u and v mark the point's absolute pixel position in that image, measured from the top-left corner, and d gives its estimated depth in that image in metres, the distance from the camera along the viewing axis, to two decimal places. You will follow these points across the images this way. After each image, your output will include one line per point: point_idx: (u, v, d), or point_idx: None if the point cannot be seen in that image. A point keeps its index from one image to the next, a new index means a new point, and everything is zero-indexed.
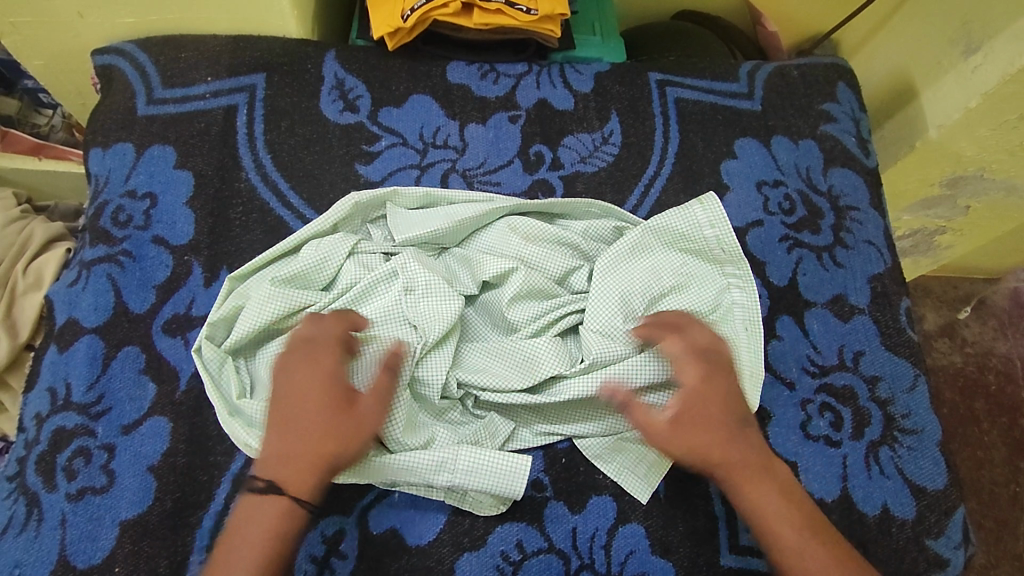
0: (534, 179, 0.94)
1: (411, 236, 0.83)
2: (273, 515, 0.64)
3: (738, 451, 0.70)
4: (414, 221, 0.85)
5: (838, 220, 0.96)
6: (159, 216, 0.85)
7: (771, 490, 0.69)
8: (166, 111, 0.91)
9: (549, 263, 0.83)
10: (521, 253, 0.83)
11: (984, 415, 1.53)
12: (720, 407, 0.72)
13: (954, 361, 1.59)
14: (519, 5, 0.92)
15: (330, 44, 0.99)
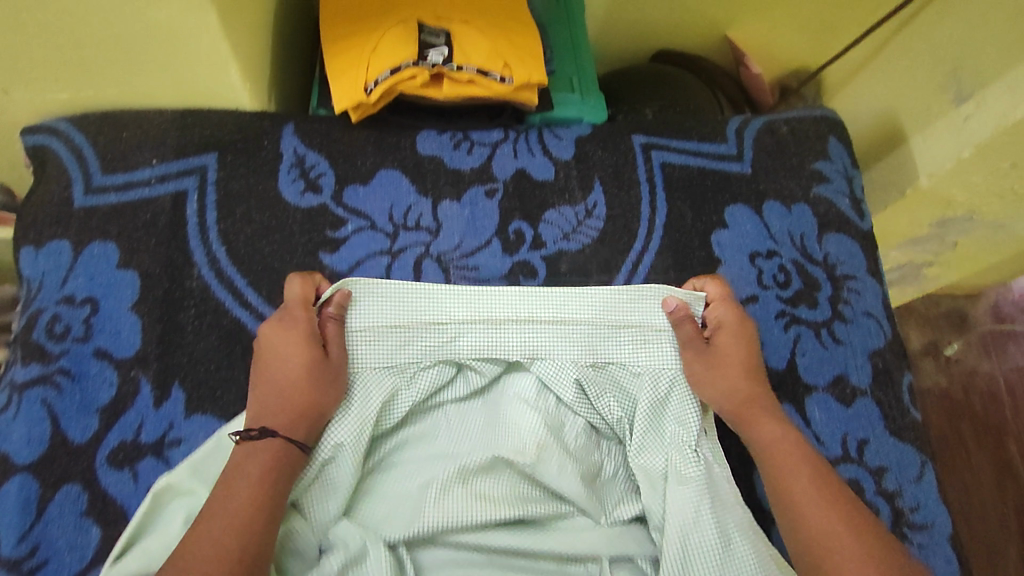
0: (516, 261, 0.88)
1: (390, 307, 0.77)
2: (270, 461, 0.66)
3: (750, 399, 0.76)
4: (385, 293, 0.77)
5: (835, 291, 0.92)
6: (101, 325, 0.77)
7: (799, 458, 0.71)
8: (107, 201, 0.83)
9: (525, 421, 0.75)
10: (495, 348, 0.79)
11: (969, 437, 1.51)
12: (740, 361, 0.78)
13: (940, 383, 1.55)
14: (493, 74, 0.83)
15: (288, 115, 0.91)
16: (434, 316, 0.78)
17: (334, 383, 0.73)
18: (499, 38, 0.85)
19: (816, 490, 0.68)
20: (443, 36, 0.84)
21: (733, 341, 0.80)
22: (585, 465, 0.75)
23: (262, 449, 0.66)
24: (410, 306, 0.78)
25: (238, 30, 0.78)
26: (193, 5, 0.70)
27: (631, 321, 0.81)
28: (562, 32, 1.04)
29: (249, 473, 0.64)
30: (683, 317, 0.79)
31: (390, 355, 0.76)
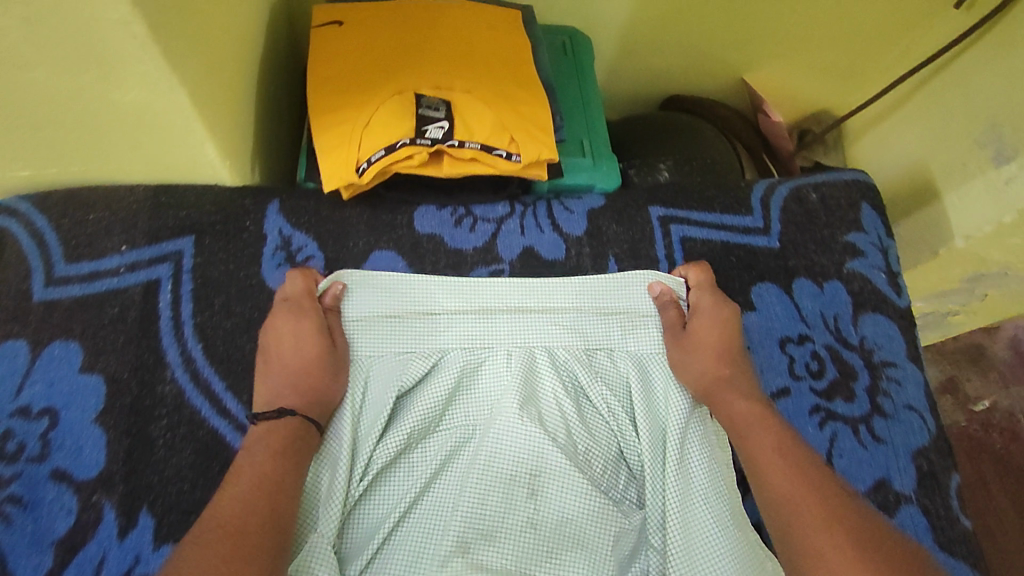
0: None
1: (381, 300, 0.76)
2: (290, 439, 0.65)
3: (723, 379, 0.73)
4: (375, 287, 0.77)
5: (873, 380, 0.84)
6: (60, 440, 0.69)
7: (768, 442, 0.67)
8: (69, 293, 0.74)
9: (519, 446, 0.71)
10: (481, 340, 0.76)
11: (991, 480, 1.32)
12: (714, 345, 0.75)
13: (957, 421, 1.37)
14: (498, 150, 0.75)
15: (272, 189, 0.82)
16: (425, 305, 0.77)
17: (337, 372, 0.71)
18: (505, 107, 0.77)
19: (782, 453, 0.66)
20: (443, 108, 0.76)
21: (711, 322, 0.77)
22: (584, 470, 0.71)
23: (283, 427, 0.65)
24: (402, 296, 0.77)
25: (217, 109, 0.70)
26: (163, 92, 0.62)
27: (620, 308, 0.79)
28: (570, 94, 0.97)
29: (268, 447, 0.64)
30: (667, 301, 0.79)
31: (385, 353, 0.74)
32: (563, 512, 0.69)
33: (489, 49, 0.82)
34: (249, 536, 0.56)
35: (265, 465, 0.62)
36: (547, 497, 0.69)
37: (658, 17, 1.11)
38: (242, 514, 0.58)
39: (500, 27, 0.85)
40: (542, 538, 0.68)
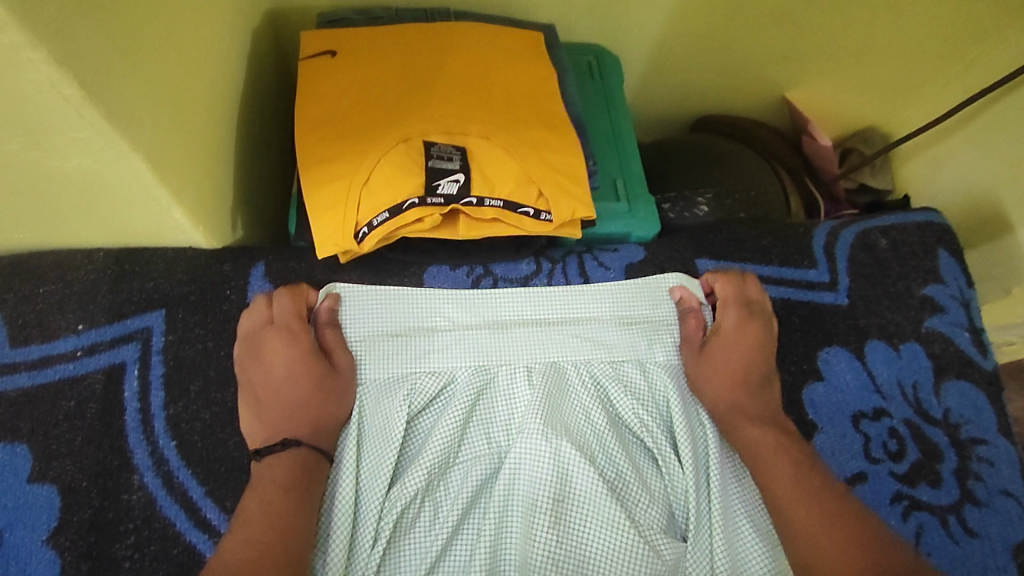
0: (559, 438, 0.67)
1: (384, 318, 0.68)
2: (298, 473, 0.57)
3: (739, 406, 0.66)
4: (376, 304, 0.68)
5: (961, 462, 0.72)
6: (3, 569, 0.57)
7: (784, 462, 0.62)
8: (15, 384, 0.63)
9: (535, 463, 0.63)
10: (494, 353, 0.69)
11: None
12: (737, 369, 0.67)
13: None
14: (525, 209, 0.65)
15: (258, 248, 0.71)
16: (431, 321, 0.69)
17: (341, 399, 0.63)
18: (531, 153, 0.65)
19: (798, 485, 0.60)
20: (457, 156, 0.64)
21: (737, 341, 0.69)
22: (615, 490, 0.64)
23: (290, 462, 0.58)
24: (400, 309, 0.69)
25: (184, 165, 0.58)
26: (111, 154, 0.50)
27: (646, 315, 0.72)
28: (600, 126, 0.85)
29: (275, 482, 0.57)
30: (688, 315, 0.71)
31: (389, 380, 0.66)
32: (591, 544, 0.61)
33: (507, 81, 0.70)
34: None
35: (275, 504, 0.55)
36: (583, 535, 0.62)
37: (689, 31, 1.00)
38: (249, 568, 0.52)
39: (519, 53, 0.73)
40: (565, 574, 0.60)
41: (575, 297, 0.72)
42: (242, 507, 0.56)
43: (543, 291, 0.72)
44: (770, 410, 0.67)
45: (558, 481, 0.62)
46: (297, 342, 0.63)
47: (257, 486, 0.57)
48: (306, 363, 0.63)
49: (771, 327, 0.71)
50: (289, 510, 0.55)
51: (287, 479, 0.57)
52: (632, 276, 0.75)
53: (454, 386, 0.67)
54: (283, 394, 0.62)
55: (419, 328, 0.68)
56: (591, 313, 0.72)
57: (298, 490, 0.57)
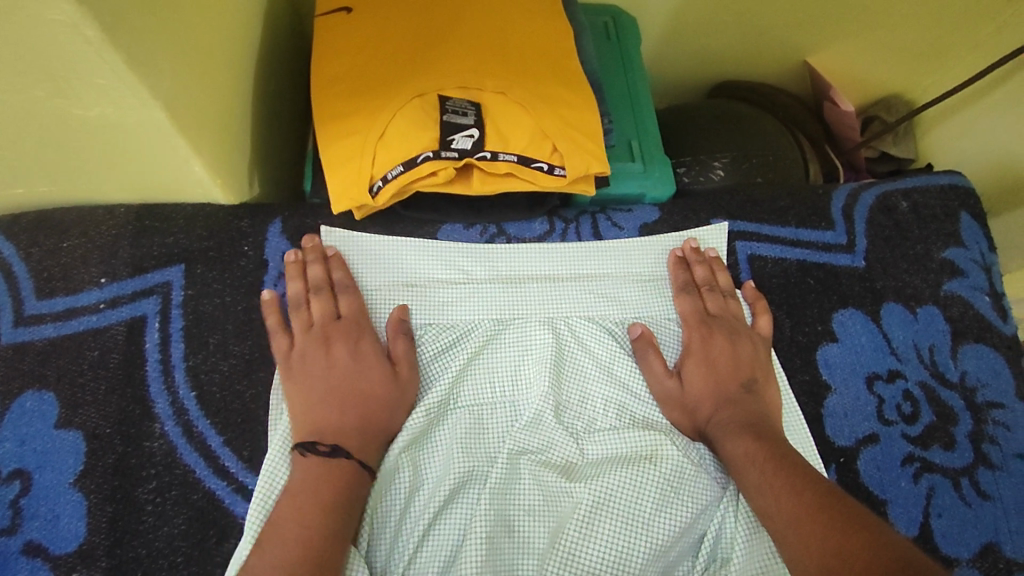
0: (566, 383, 0.67)
1: (397, 270, 0.70)
2: (343, 489, 0.55)
3: (737, 359, 0.66)
4: (388, 256, 0.70)
5: (976, 426, 0.71)
6: (33, 509, 0.59)
7: (747, 438, 0.61)
8: (41, 335, 0.64)
9: (534, 409, 0.65)
10: (503, 307, 0.69)
11: None
12: (702, 345, 0.67)
13: None
14: (539, 163, 0.65)
15: (273, 205, 0.71)
16: (441, 274, 0.70)
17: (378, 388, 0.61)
18: (546, 109, 0.65)
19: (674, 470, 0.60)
20: (472, 111, 0.64)
21: (726, 312, 0.70)
22: (623, 443, 0.63)
23: (330, 473, 0.55)
24: (415, 260, 0.70)
25: (201, 117, 0.59)
26: (132, 102, 0.51)
27: (658, 274, 0.73)
28: (617, 86, 0.85)
29: (318, 494, 0.54)
30: (701, 264, 0.72)
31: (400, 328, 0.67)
32: (600, 490, 0.61)
33: (522, 37, 0.69)
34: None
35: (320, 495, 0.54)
36: (592, 481, 0.61)
37: None
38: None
39: (534, 10, 0.72)
40: (576, 520, 0.60)
41: (591, 257, 0.73)
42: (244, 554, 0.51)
43: (559, 248, 0.73)
44: (760, 356, 0.68)
45: (564, 428, 0.65)
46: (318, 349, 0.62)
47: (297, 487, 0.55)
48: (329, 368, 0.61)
49: (759, 304, 0.71)
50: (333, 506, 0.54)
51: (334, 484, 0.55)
52: (647, 236, 0.75)
53: (461, 337, 0.68)
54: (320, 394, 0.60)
55: (431, 280, 0.70)
56: (603, 271, 0.73)
57: (318, 518, 0.53)
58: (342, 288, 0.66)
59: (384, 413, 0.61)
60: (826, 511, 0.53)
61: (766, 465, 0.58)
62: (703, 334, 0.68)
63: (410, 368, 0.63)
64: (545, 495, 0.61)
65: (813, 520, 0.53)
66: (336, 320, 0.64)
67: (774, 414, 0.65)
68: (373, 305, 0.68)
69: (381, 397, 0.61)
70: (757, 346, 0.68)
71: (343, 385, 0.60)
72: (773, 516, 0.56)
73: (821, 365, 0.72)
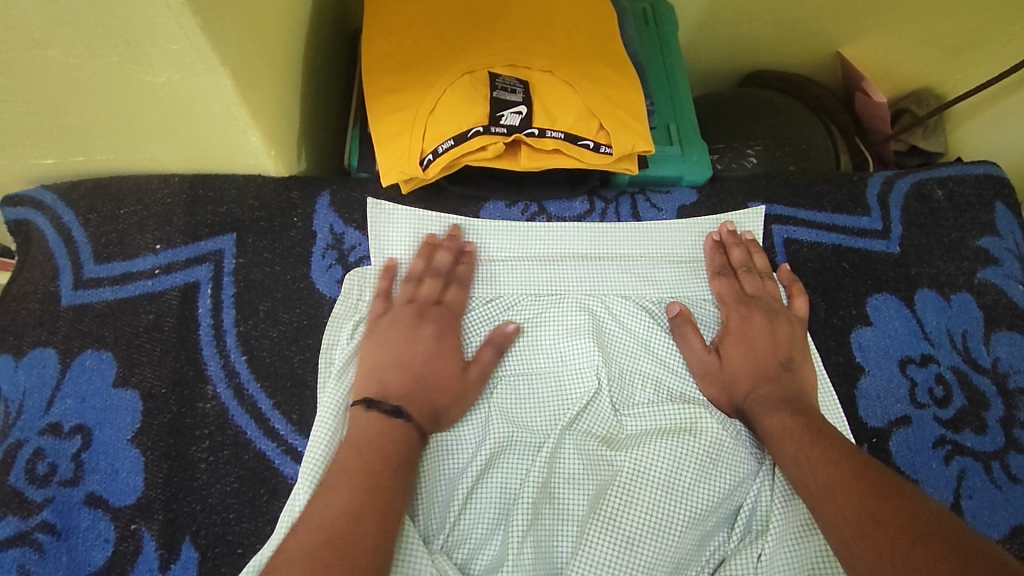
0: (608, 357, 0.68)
1: (437, 246, 0.71)
2: (398, 448, 0.56)
3: (775, 338, 0.68)
4: (422, 230, 0.71)
5: (1008, 411, 0.72)
6: (93, 463, 0.61)
7: (780, 409, 0.63)
8: (99, 298, 0.66)
9: (573, 383, 0.67)
10: (541, 284, 0.71)
11: None
12: (741, 325, 0.69)
13: None
14: (585, 140, 0.66)
15: (321, 179, 0.73)
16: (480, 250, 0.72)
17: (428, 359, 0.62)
18: (592, 88, 0.67)
19: (790, 425, 0.61)
20: (520, 88, 0.66)
21: (764, 293, 0.71)
22: (662, 417, 0.65)
23: (388, 431, 0.56)
24: (456, 236, 0.72)
25: (260, 87, 0.61)
26: (201, 70, 0.53)
27: (694, 255, 0.75)
28: (656, 71, 0.86)
29: (385, 451, 0.55)
30: (737, 245, 0.73)
31: None
32: (640, 459, 0.62)
33: (568, 19, 0.70)
34: (347, 565, 0.46)
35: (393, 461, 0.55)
36: (634, 453, 0.63)
37: None
38: (331, 529, 0.48)
39: None
40: (615, 487, 0.61)
41: (630, 237, 0.74)
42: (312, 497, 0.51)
43: (600, 228, 0.74)
44: (797, 336, 0.69)
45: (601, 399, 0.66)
46: (412, 326, 0.64)
47: (377, 447, 0.55)
48: (408, 341, 0.63)
49: (796, 286, 0.73)
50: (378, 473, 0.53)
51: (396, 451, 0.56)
52: (684, 218, 0.76)
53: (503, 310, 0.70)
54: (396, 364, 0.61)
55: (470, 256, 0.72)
56: (641, 252, 0.74)
57: (353, 472, 0.53)
58: (457, 283, 0.68)
59: (450, 403, 0.62)
60: (859, 481, 0.54)
61: (800, 437, 0.60)
62: (745, 313, 0.69)
63: (481, 372, 0.64)
64: (586, 463, 0.63)
65: (847, 491, 0.54)
66: (439, 306, 0.66)
67: (811, 392, 0.66)
68: (475, 286, 0.70)
69: (449, 387, 0.62)
70: (795, 325, 0.70)
71: (417, 360, 0.62)
72: (808, 485, 0.57)
73: (855, 347, 0.73)
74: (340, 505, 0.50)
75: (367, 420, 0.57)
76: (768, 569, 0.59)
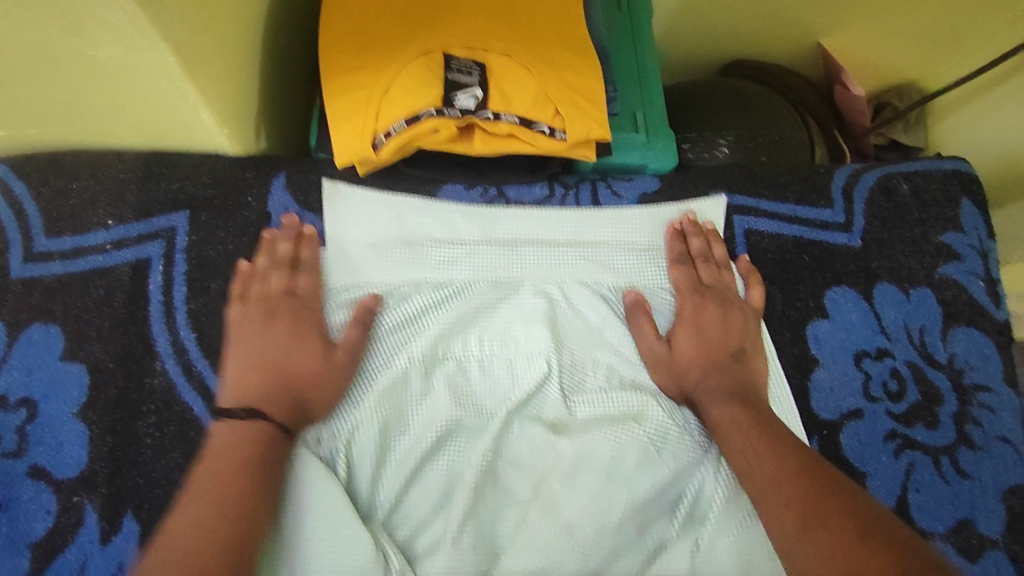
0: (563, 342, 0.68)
1: (391, 229, 0.71)
2: (257, 450, 0.56)
3: (727, 329, 0.68)
4: (373, 213, 0.71)
5: (961, 407, 0.72)
6: (38, 436, 0.61)
7: (726, 401, 0.63)
8: (49, 272, 0.66)
9: (524, 369, 0.67)
10: (501, 271, 0.71)
11: None
12: (694, 315, 0.69)
13: None
14: (540, 125, 0.65)
15: (279, 159, 0.73)
16: (436, 235, 0.72)
17: (288, 349, 0.62)
18: (550, 73, 0.66)
19: (737, 420, 0.61)
20: (476, 71, 0.65)
21: (719, 283, 0.71)
22: (611, 404, 0.65)
23: (246, 434, 0.57)
24: (411, 220, 0.72)
25: (210, 63, 0.60)
26: (142, 44, 0.52)
27: (654, 243, 0.74)
28: (624, 58, 0.85)
29: (233, 456, 0.55)
30: (696, 235, 0.73)
31: (398, 286, 0.69)
32: (585, 445, 0.62)
33: (531, 3, 0.70)
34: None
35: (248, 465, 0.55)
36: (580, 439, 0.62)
37: None
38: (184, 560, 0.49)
39: None
40: (559, 472, 0.61)
41: (589, 225, 0.74)
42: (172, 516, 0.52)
43: (559, 213, 0.74)
44: (750, 327, 0.69)
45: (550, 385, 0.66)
46: (267, 322, 0.64)
47: (227, 452, 0.56)
48: (262, 338, 0.63)
49: (753, 278, 0.72)
50: (241, 480, 0.54)
51: (250, 452, 0.56)
52: (645, 205, 0.76)
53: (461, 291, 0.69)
54: (252, 363, 0.61)
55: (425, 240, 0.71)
56: (600, 240, 0.74)
57: (211, 484, 0.54)
58: (306, 268, 0.67)
59: (312, 390, 0.61)
60: (804, 478, 0.55)
61: (748, 431, 0.60)
62: (698, 303, 0.69)
63: (348, 354, 0.64)
64: (532, 448, 0.63)
65: (791, 487, 0.54)
66: (290, 297, 0.66)
67: (760, 383, 0.67)
68: (382, 270, 0.69)
69: (308, 372, 0.62)
70: (748, 317, 0.70)
71: (275, 353, 0.62)
72: (752, 477, 0.57)
73: (810, 339, 0.73)
74: (197, 518, 0.51)
75: (219, 432, 0.57)
76: (705, 556, 0.60)
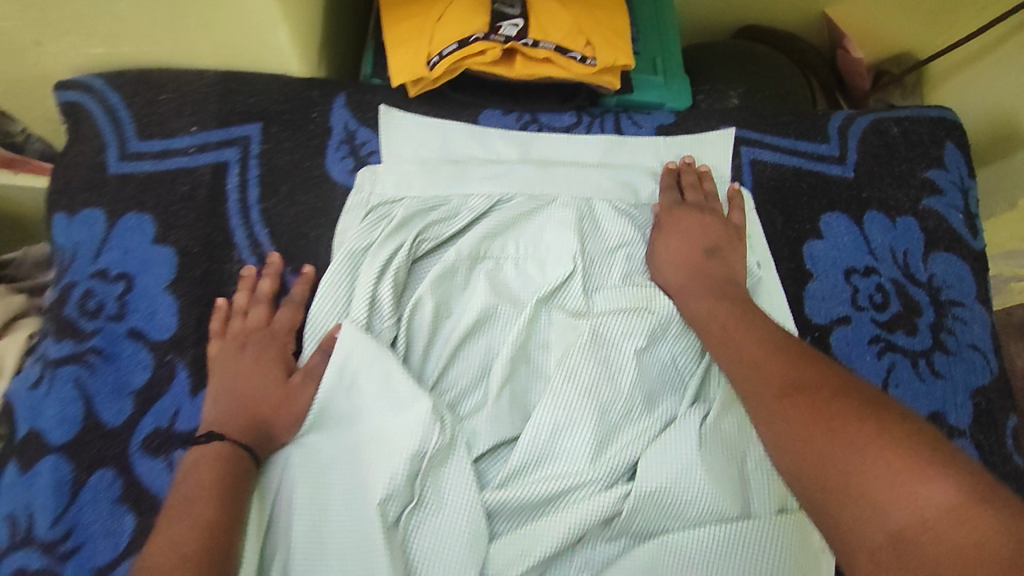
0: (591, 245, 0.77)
1: (439, 147, 0.81)
2: (227, 472, 0.60)
3: (703, 238, 0.77)
4: (420, 133, 0.80)
5: (937, 318, 0.81)
6: (136, 303, 0.71)
7: (708, 296, 0.71)
8: (141, 169, 0.76)
9: (549, 268, 0.76)
10: (536, 186, 0.80)
11: None
12: (678, 226, 0.78)
13: None
14: (572, 52, 0.74)
15: (339, 83, 0.82)
16: (477, 154, 0.81)
17: (253, 388, 0.65)
18: (581, 9, 0.76)
19: (717, 311, 0.70)
20: (518, 5, 0.74)
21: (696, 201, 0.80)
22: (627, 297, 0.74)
23: (224, 456, 0.60)
24: (455, 141, 0.81)
25: None
26: None
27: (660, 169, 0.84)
28: (644, 8, 0.94)
29: (207, 477, 0.59)
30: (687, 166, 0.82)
31: (443, 193, 0.78)
32: (604, 326, 0.70)
33: None
34: None
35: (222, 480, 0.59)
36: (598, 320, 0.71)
37: None
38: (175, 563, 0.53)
39: None
40: (580, 345, 0.69)
41: (612, 150, 0.83)
42: (154, 539, 0.55)
43: (586, 138, 0.83)
44: (727, 238, 0.78)
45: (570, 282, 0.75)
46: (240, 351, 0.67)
47: (198, 478, 0.59)
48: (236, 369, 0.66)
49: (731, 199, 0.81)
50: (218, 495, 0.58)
51: (222, 473, 0.59)
52: (662, 135, 0.85)
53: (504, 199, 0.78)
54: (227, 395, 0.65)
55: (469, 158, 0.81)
56: (622, 164, 0.83)
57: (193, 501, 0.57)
58: (285, 303, 0.71)
59: (277, 414, 0.64)
60: (789, 347, 0.63)
61: (734, 319, 0.69)
62: (677, 217, 0.78)
63: (306, 375, 0.67)
64: (557, 330, 0.72)
65: (777, 354, 0.63)
66: (262, 329, 0.70)
67: (736, 282, 0.75)
68: (431, 180, 0.78)
69: (273, 398, 0.65)
70: (724, 230, 0.78)
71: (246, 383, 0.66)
72: (733, 352, 0.66)
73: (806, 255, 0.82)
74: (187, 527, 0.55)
75: (191, 458, 0.61)
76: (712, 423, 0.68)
